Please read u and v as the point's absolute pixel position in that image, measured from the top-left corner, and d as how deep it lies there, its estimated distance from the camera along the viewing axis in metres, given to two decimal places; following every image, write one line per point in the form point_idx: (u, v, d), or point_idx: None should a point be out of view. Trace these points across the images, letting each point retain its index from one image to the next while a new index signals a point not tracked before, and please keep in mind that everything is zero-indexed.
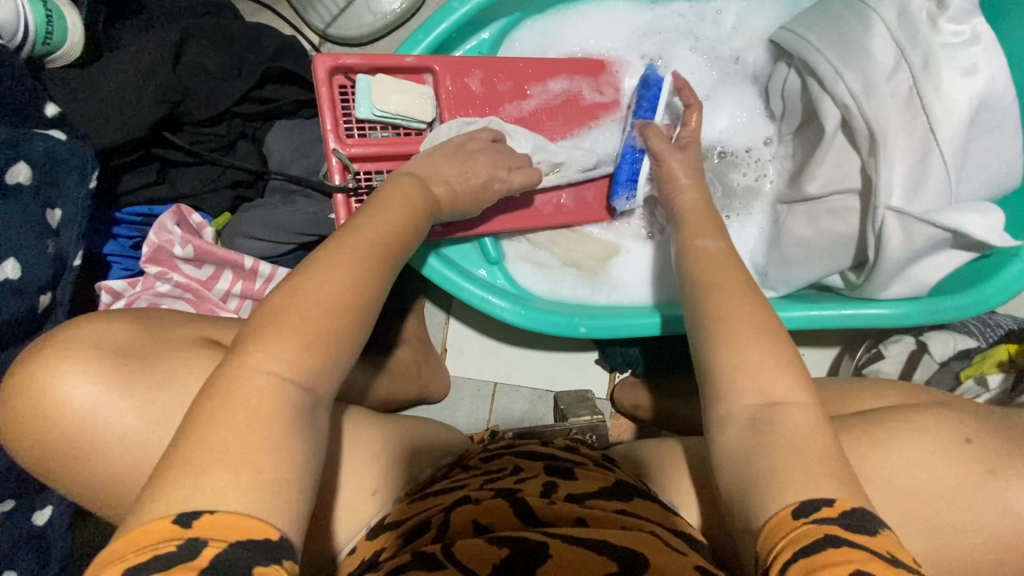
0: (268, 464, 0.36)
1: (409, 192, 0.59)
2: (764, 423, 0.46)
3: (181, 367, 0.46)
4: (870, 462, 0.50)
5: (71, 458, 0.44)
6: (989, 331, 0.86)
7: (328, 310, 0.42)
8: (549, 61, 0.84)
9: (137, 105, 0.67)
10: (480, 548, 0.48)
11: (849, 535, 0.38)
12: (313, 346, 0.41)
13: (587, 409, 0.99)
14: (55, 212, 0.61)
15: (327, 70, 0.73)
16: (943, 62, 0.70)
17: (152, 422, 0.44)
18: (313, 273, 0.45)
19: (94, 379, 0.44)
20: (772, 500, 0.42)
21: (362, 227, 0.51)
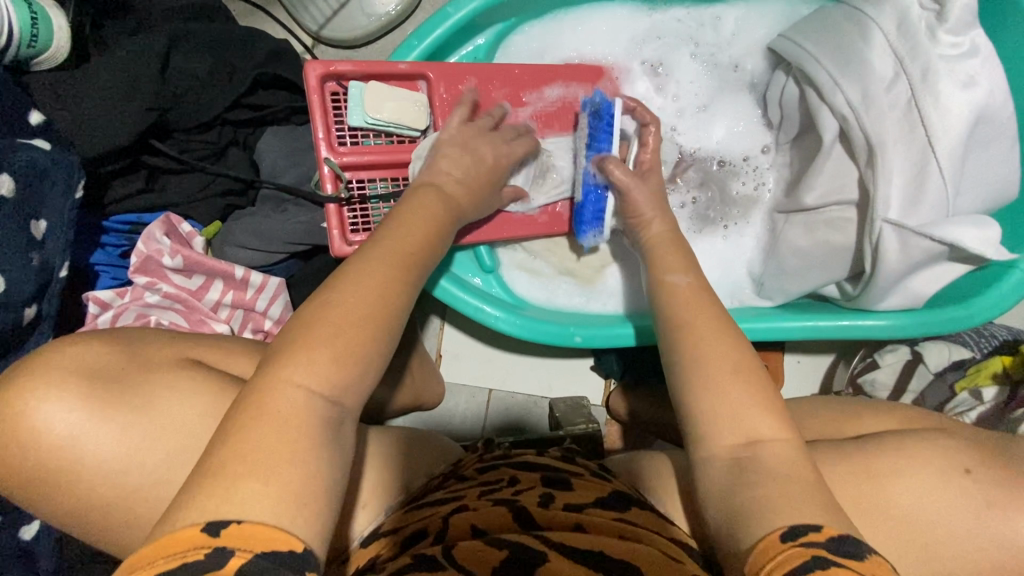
0: (256, 475, 0.36)
1: (429, 203, 0.57)
2: (745, 467, 0.46)
3: (163, 390, 0.45)
4: (868, 485, 0.50)
5: (46, 486, 0.42)
6: (984, 341, 0.86)
7: (319, 327, 0.42)
8: (545, 68, 0.83)
9: (126, 110, 0.65)
10: (481, 550, 0.49)
11: (839, 559, 0.39)
12: (301, 366, 0.40)
13: (582, 418, 0.98)
14: (40, 223, 0.60)
15: (319, 77, 0.72)
16: (943, 75, 0.69)
17: (131, 451, 0.43)
18: (321, 292, 0.45)
19: (70, 405, 0.42)
20: (759, 526, 0.42)
21: (357, 251, 0.49)
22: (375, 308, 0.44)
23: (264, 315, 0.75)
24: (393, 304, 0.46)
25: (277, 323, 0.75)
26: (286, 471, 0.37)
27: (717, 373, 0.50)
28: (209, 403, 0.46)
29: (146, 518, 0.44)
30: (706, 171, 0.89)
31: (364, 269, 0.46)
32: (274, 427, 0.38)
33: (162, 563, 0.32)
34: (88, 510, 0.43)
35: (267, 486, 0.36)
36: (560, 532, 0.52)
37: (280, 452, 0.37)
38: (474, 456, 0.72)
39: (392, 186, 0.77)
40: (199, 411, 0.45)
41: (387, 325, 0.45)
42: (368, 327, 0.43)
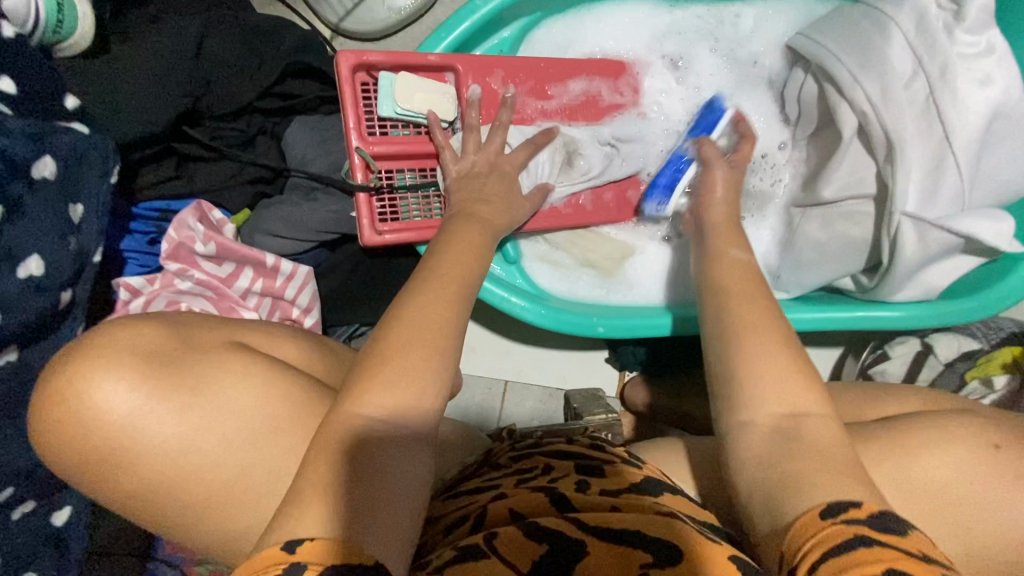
0: (327, 498, 0.40)
1: (469, 232, 0.60)
2: (788, 432, 0.47)
3: (219, 372, 0.46)
4: (902, 464, 0.52)
5: (106, 465, 0.43)
6: (992, 333, 0.89)
7: (388, 352, 0.47)
8: (569, 62, 0.84)
9: (160, 97, 0.66)
10: (522, 540, 0.49)
11: (883, 537, 0.38)
12: (367, 383, 0.45)
13: (601, 407, 0.99)
14: (77, 207, 0.59)
15: (350, 67, 0.72)
16: (961, 72, 0.72)
17: (189, 429, 0.44)
18: (386, 320, 0.49)
19: (130, 386, 0.43)
20: (801, 501, 0.43)
21: (411, 280, 0.53)
22: (434, 336, 0.48)
23: (293, 303, 0.76)
24: (445, 326, 0.49)
25: (306, 311, 0.76)
26: (350, 491, 0.41)
27: (754, 349, 0.51)
28: (265, 381, 0.47)
29: (204, 493, 0.45)
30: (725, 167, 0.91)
31: (423, 295, 0.50)
32: (343, 458, 0.43)
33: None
34: (148, 490, 0.44)
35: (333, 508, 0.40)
36: (592, 514, 0.52)
37: (343, 479, 0.42)
38: (505, 445, 0.72)
39: (419, 177, 0.78)
40: (256, 384, 0.47)
41: (443, 347, 0.48)
42: (424, 351, 0.47)
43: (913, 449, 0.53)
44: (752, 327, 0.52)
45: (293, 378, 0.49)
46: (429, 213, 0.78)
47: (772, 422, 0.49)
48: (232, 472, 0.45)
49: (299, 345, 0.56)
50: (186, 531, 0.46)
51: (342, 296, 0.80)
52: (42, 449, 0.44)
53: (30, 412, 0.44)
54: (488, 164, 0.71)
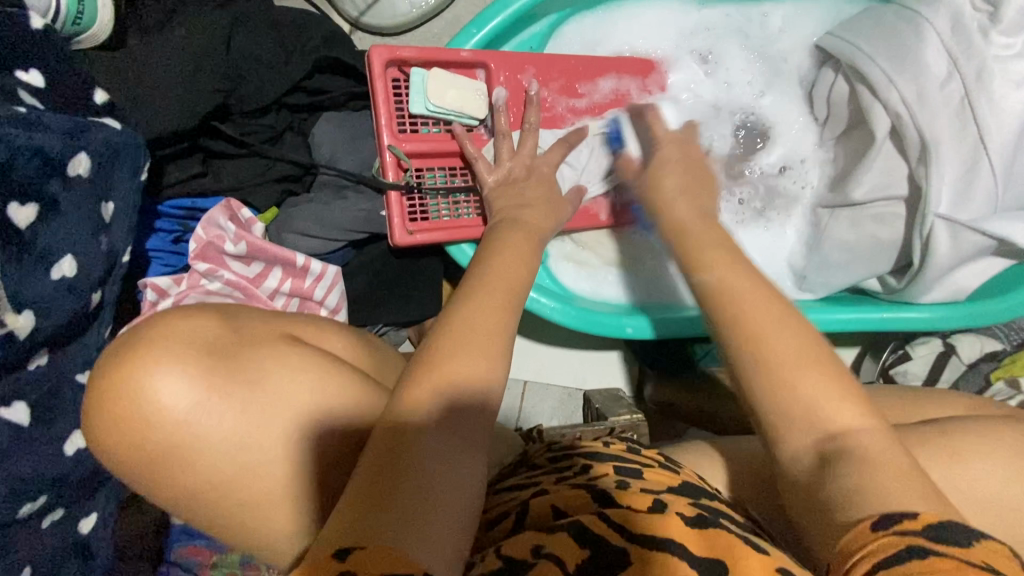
0: (381, 503, 0.38)
1: (512, 237, 0.59)
2: (833, 460, 0.45)
3: (276, 365, 0.45)
4: (949, 463, 0.53)
5: (167, 464, 0.42)
6: (1013, 334, 0.90)
7: (440, 353, 0.46)
8: (599, 59, 0.83)
9: (192, 92, 0.64)
10: (572, 549, 0.48)
11: (940, 547, 0.37)
12: (419, 378, 0.45)
13: (623, 408, 0.98)
14: (108, 205, 0.58)
15: (383, 63, 0.70)
16: (996, 76, 0.72)
17: (248, 426, 0.42)
18: (439, 321, 0.49)
19: (189, 377, 0.41)
20: (854, 512, 0.42)
21: (458, 290, 0.52)
22: (485, 344, 0.47)
23: (321, 303, 0.74)
24: (498, 329, 0.48)
25: (334, 312, 0.75)
26: (404, 501, 0.38)
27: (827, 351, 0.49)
28: (320, 377, 0.46)
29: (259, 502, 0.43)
30: (756, 177, 0.90)
31: (475, 303, 0.49)
32: (396, 466, 0.40)
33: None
34: (204, 490, 0.42)
35: (388, 513, 0.38)
36: (632, 513, 0.52)
37: (399, 486, 0.39)
38: (540, 446, 0.72)
39: (449, 176, 0.76)
40: (312, 377, 0.46)
41: (497, 350, 0.47)
42: (477, 356, 0.46)
43: (962, 454, 0.53)
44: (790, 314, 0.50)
45: (348, 375, 0.48)
46: (459, 214, 0.76)
47: (847, 412, 0.46)
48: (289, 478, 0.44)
49: (344, 339, 0.55)
50: (236, 537, 0.45)
51: (369, 296, 0.79)
52: (97, 448, 0.42)
53: (85, 410, 0.43)
54: (526, 165, 0.70)
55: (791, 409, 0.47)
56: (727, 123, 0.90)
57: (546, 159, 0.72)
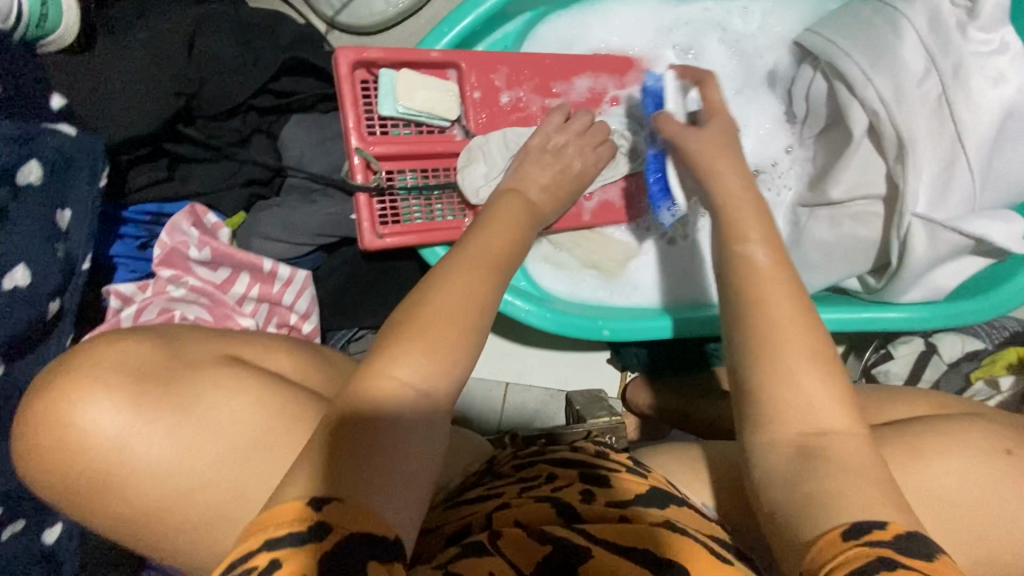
0: (355, 457, 0.37)
1: (499, 207, 0.58)
2: (813, 454, 0.42)
3: (209, 386, 0.47)
4: (910, 460, 0.52)
5: (100, 494, 0.44)
6: (995, 332, 0.89)
7: (416, 327, 0.43)
8: (574, 58, 0.82)
9: (151, 95, 0.63)
10: (529, 549, 0.49)
11: (906, 560, 0.36)
12: (395, 341, 0.42)
13: (604, 411, 0.97)
14: (65, 212, 0.57)
15: (350, 64, 0.69)
16: (973, 72, 0.71)
17: (180, 450, 0.45)
18: (421, 285, 0.47)
19: (115, 407, 0.44)
20: (815, 523, 0.39)
21: (439, 262, 0.49)
22: (463, 314, 0.45)
23: (291, 308, 0.73)
24: (477, 304, 0.46)
25: (303, 317, 0.74)
26: (373, 461, 0.38)
27: (821, 354, 0.44)
28: (254, 399, 0.48)
29: (204, 509, 0.45)
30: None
31: (455, 279, 0.46)
32: (367, 424, 0.39)
33: (273, 529, 0.34)
34: (140, 515, 0.44)
35: (363, 469, 0.37)
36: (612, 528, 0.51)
37: (372, 443, 0.38)
38: (508, 453, 0.71)
39: (421, 177, 0.75)
40: (244, 400, 0.47)
41: (476, 320, 0.45)
42: (458, 323, 0.44)
43: (925, 453, 0.52)
44: (781, 305, 0.46)
45: None
46: (431, 216, 0.76)
47: (824, 406, 0.43)
48: (231, 489, 0.45)
49: (298, 359, 0.56)
50: (181, 551, 0.46)
51: (339, 301, 0.77)
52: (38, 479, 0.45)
53: (20, 441, 0.45)
54: None
55: (764, 421, 0.44)
56: None
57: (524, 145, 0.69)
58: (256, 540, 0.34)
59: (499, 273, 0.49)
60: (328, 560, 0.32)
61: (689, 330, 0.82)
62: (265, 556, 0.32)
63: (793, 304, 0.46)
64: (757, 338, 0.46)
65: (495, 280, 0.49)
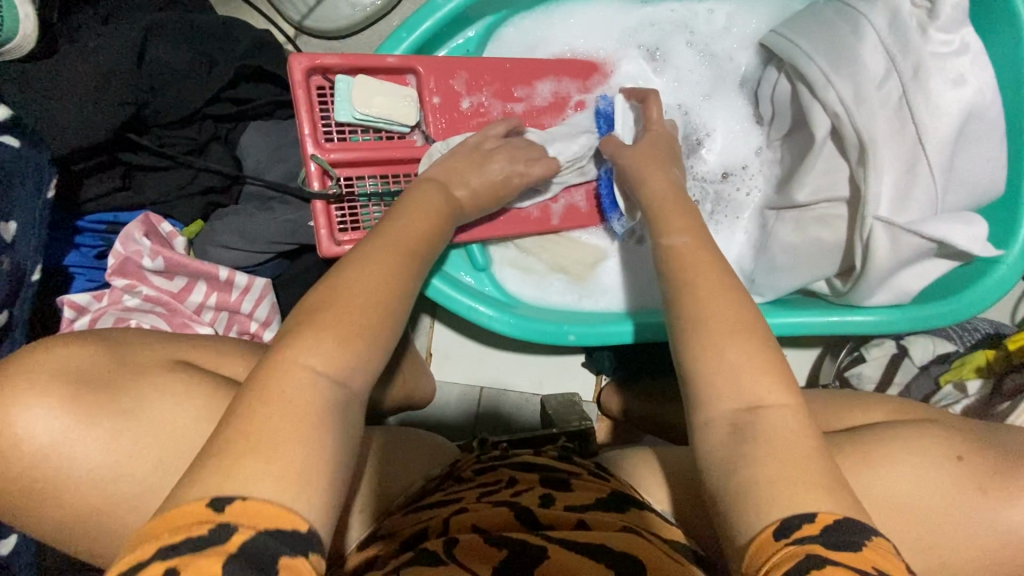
0: (262, 453, 0.35)
1: (420, 199, 0.59)
2: (744, 430, 0.42)
3: (153, 391, 0.47)
4: (863, 468, 0.51)
5: (33, 496, 0.43)
6: (967, 335, 0.88)
7: (319, 320, 0.42)
8: (536, 62, 0.81)
9: (99, 105, 0.62)
10: (484, 552, 0.48)
11: (837, 555, 0.35)
12: (298, 333, 0.41)
13: (575, 416, 0.96)
14: (10, 224, 0.57)
15: (305, 71, 0.69)
16: (934, 73, 0.70)
17: (120, 457, 0.44)
18: (328, 279, 0.46)
19: (53, 411, 0.43)
20: (757, 517, 0.39)
21: (346, 256, 0.49)
22: (372, 303, 0.45)
23: (250, 316, 0.73)
24: (386, 297, 0.46)
25: (264, 325, 0.73)
26: (292, 452, 0.36)
27: (746, 369, 0.45)
28: (199, 408, 0.47)
29: (143, 517, 0.45)
30: (704, 184, 0.88)
31: (363, 272, 0.47)
32: (285, 409, 0.38)
33: (171, 536, 0.32)
34: (77, 522, 0.44)
35: (271, 465, 0.35)
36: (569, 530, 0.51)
37: (289, 429, 0.37)
38: (471, 457, 0.71)
39: (381, 183, 0.75)
40: (186, 411, 0.47)
41: (390, 311, 0.46)
42: (368, 311, 0.44)
43: (880, 459, 0.51)
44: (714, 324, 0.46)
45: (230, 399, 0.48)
46: None
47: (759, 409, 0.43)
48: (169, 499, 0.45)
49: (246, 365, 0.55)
50: (120, 558, 0.46)
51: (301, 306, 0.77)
52: None
53: None
54: None
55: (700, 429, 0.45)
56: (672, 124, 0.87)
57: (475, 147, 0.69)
58: (151, 547, 0.32)
59: (409, 265, 0.50)
60: (236, 559, 0.31)
61: (652, 336, 0.81)
62: (162, 564, 0.31)
63: (718, 316, 0.47)
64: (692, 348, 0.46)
65: (405, 270, 0.49)
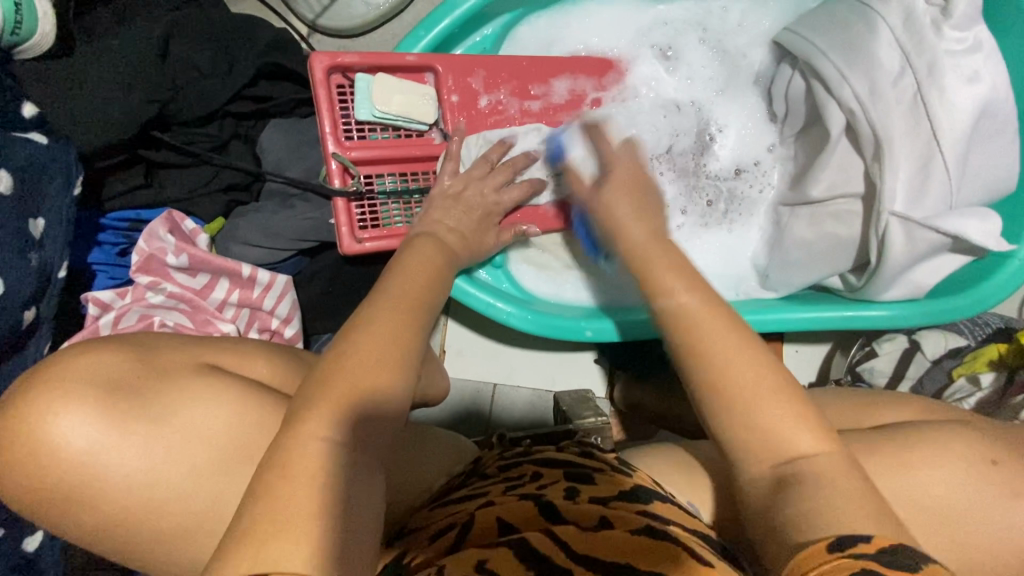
0: (287, 533, 0.37)
1: (425, 247, 0.60)
2: (788, 477, 0.43)
3: (184, 394, 0.47)
4: (890, 466, 0.52)
5: (69, 502, 0.43)
6: (977, 329, 0.89)
7: (332, 390, 0.44)
8: (552, 60, 0.82)
9: (126, 103, 0.63)
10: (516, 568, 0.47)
11: (887, 569, 0.36)
12: (317, 400, 0.43)
13: (590, 411, 0.96)
14: (38, 221, 0.57)
15: (325, 69, 0.69)
16: (947, 70, 0.71)
17: (158, 461, 0.44)
18: (340, 339, 0.48)
19: (87, 418, 0.43)
20: (807, 533, 0.40)
21: (352, 314, 0.50)
22: (382, 363, 0.46)
23: (272, 314, 0.73)
24: (396, 357, 0.47)
25: (286, 322, 0.74)
26: (314, 527, 0.38)
27: (768, 365, 0.46)
28: (232, 408, 0.48)
29: (181, 517, 0.45)
30: (717, 182, 0.89)
31: (371, 329, 0.48)
32: (306, 482, 0.40)
33: None
34: (113, 526, 0.44)
35: (299, 545, 0.37)
36: (598, 544, 0.49)
37: (308, 508, 0.39)
38: (493, 454, 0.71)
39: (400, 182, 0.75)
40: (223, 409, 0.47)
41: (400, 366, 0.47)
42: (382, 372, 0.46)
43: (905, 456, 0.52)
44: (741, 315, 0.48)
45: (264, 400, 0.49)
46: (410, 218, 0.75)
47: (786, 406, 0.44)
48: (205, 499, 0.46)
49: (274, 364, 0.56)
50: (156, 558, 0.46)
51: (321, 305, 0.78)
52: (5, 495, 0.44)
53: None
54: (467, 177, 0.70)
55: (737, 430, 0.45)
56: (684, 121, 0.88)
57: (464, 180, 0.69)
58: None
59: (424, 316, 0.52)
60: None
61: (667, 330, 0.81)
62: None
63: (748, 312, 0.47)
64: (723, 344, 0.47)
65: (418, 322, 0.51)
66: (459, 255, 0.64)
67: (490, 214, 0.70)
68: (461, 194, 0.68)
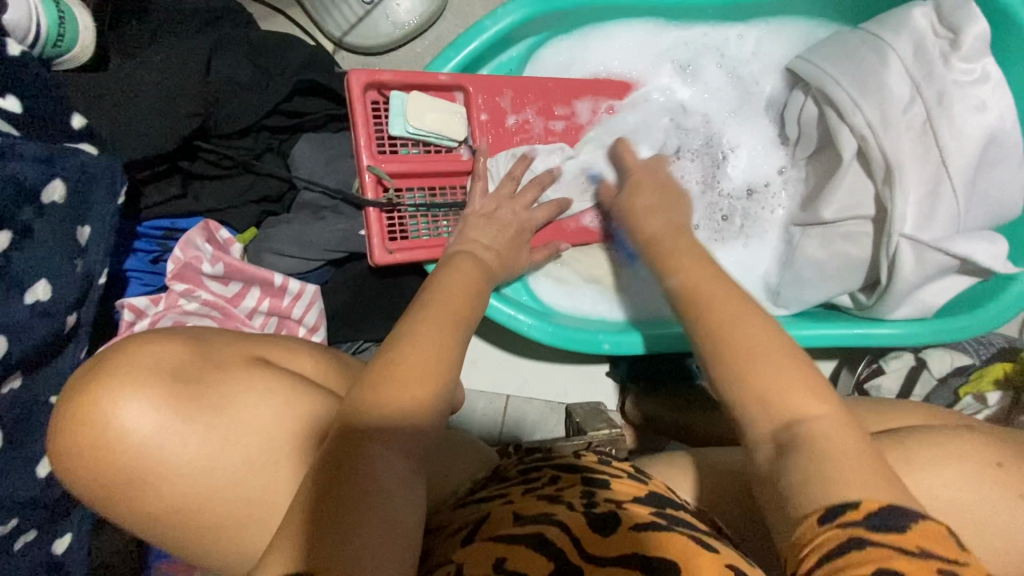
0: (343, 534, 0.40)
1: (462, 265, 0.61)
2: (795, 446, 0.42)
3: (239, 388, 0.48)
4: (914, 476, 0.53)
5: (129, 490, 0.44)
6: (982, 348, 0.93)
7: (380, 396, 0.45)
8: (575, 82, 0.85)
9: (170, 116, 0.65)
10: (533, 564, 0.45)
11: (881, 537, 0.36)
12: (368, 404, 0.45)
13: (603, 422, 0.97)
14: (85, 228, 0.59)
15: (362, 86, 0.71)
16: (956, 99, 0.75)
17: (214, 452, 0.46)
18: (385, 349, 0.49)
19: (154, 406, 0.44)
20: (794, 504, 0.40)
21: (392, 330, 0.51)
22: (422, 373, 0.47)
23: (300, 321, 0.75)
24: (440, 363, 0.48)
25: (312, 330, 0.76)
26: (362, 526, 0.40)
27: None
28: (283, 406, 0.49)
29: (231, 509, 0.47)
30: (730, 200, 0.92)
31: (413, 343, 0.49)
32: (355, 483, 0.42)
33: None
34: (163, 518, 0.45)
35: (347, 542, 0.39)
36: (618, 544, 0.47)
37: (352, 501, 0.41)
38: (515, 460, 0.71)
39: (428, 195, 0.78)
40: (276, 405, 0.49)
41: (438, 372, 0.48)
42: (425, 379, 0.47)
43: (928, 464, 0.54)
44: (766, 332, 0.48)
45: (313, 394, 0.51)
46: (438, 231, 0.78)
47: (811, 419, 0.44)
48: (251, 494, 0.47)
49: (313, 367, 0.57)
50: (201, 551, 0.48)
51: (347, 311, 0.79)
52: (66, 483, 0.45)
53: (50, 434, 0.45)
54: (497, 194, 0.73)
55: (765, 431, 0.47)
56: (698, 143, 0.91)
57: (496, 201, 0.72)
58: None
59: (464, 326, 0.53)
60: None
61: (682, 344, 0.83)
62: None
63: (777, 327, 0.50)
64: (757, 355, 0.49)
65: (459, 333, 0.52)
66: (493, 271, 0.66)
67: (521, 226, 0.72)
68: (494, 213, 0.70)
